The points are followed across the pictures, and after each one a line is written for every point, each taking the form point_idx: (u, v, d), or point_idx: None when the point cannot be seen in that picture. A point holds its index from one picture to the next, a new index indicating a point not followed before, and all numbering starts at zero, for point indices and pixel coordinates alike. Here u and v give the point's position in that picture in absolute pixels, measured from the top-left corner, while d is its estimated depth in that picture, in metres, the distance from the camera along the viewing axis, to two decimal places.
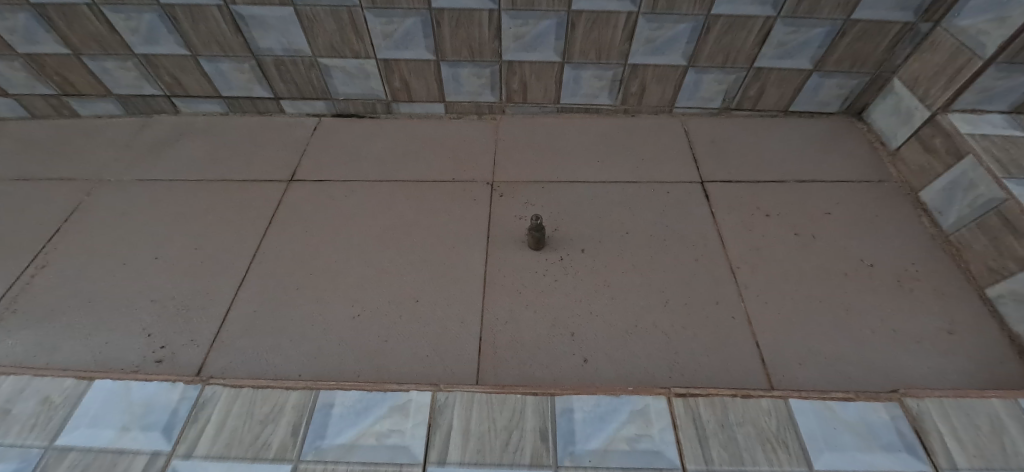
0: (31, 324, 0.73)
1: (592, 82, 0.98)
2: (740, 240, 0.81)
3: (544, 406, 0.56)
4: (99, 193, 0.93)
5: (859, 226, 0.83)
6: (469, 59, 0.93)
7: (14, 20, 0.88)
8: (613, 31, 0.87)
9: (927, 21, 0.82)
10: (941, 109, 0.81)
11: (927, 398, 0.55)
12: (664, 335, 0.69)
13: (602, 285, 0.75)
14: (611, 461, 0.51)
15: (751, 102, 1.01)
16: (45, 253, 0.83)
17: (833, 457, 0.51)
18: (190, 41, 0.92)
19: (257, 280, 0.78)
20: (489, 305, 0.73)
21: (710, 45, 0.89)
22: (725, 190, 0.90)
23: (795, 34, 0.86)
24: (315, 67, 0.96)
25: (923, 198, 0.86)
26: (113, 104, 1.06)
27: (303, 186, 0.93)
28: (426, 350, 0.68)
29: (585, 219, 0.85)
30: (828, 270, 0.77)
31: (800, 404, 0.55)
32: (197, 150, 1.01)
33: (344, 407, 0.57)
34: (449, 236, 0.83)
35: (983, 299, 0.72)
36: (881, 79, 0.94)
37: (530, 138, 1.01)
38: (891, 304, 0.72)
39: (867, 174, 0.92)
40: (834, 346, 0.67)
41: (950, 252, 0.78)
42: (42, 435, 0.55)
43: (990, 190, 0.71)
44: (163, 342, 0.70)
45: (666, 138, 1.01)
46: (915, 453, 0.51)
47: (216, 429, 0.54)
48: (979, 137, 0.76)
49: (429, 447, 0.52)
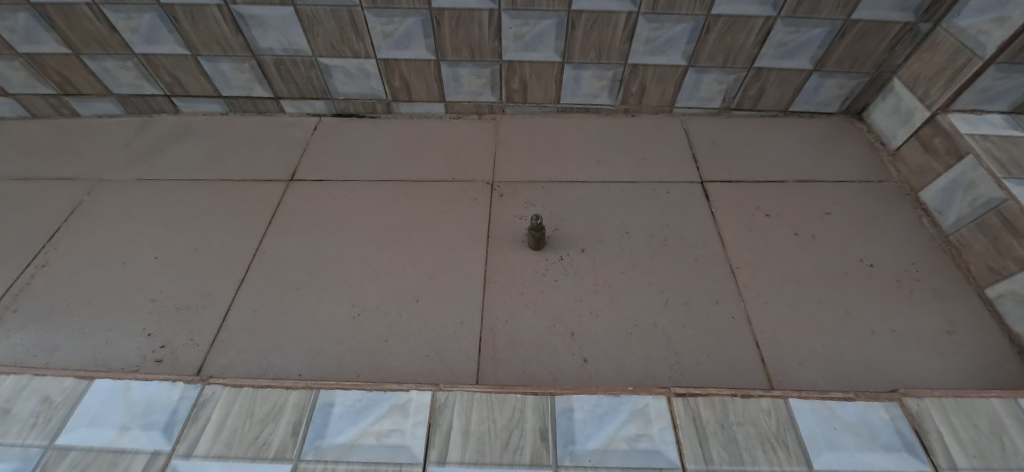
0: (31, 324, 0.73)
1: (592, 82, 0.98)
2: (740, 240, 0.81)
3: (544, 406, 0.56)
4: (99, 192, 0.93)
5: (859, 226, 0.83)
6: (469, 58, 0.93)
7: (14, 20, 0.88)
8: (614, 31, 0.87)
9: (927, 21, 0.82)
10: (941, 109, 0.81)
11: (927, 398, 0.55)
12: (664, 335, 0.69)
13: (601, 285, 0.75)
14: (611, 460, 0.51)
15: (751, 102, 1.01)
16: (45, 252, 0.83)
17: (833, 457, 0.51)
18: (190, 40, 0.92)
19: (257, 280, 0.78)
20: (488, 305, 0.73)
21: (710, 45, 0.89)
22: (725, 190, 0.90)
23: (795, 34, 0.86)
24: (315, 66, 0.96)
25: (923, 198, 0.86)
26: (113, 104, 1.06)
27: (303, 186, 0.93)
28: (426, 350, 0.68)
29: (585, 219, 0.85)
30: (828, 270, 0.77)
31: (800, 404, 0.55)
32: (197, 150, 1.01)
33: (344, 407, 0.57)
34: (449, 236, 0.83)
35: (983, 299, 0.72)
36: (880, 79, 0.94)
37: (530, 138, 1.01)
38: (891, 304, 0.72)
39: (867, 174, 0.92)
40: (834, 346, 0.67)
41: (949, 252, 0.79)
42: (42, 434, 0.55)
43: (990, 190, 0.71)
44: (163, 342, 0.71)
45: (666, 138, 1.01)
46: (914, 453, 0.51)
47: (216, 429, 0.54)
48: (979, 137, 0.76)
49: (429, 447, 0.52)
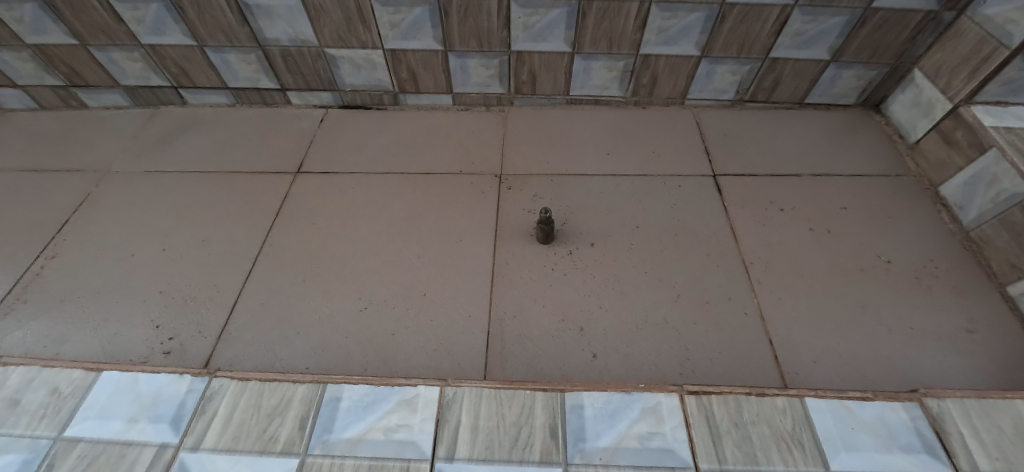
0: (41, 315, 0.73)
1: (603, 73, 0.96)
2: (753, 235, 0.80)
3: (554, 402, 0.55)
4: (107, 184, 0.93)
5: (876, 221, 0.81)
6: (477, 49, 0.91)
7: (21, 10, 0.88)
8: (626, 20, 0.84)
9: (951, 9, 0.79)
10: (964, 101, 0.79)
11: (948, 398, 0.54)
12: (675, 330, 0.68)
13: (611, 280, 0.74)
14: (621, 459, 0.50)
15: (766, 93, 0.99)
16: (54, 244, 0.84)
17: (850, 458, 0.49)
18: (195, 31, 0.91)
19: (263, 273, 0.77)
20: (497, 299, 0.72)
21: (725, 34, 0.86)
22: (738, 184, 0.88)
23: (814, 22, 0.83)
24: (321, 57, 0.95)
25: (943, 192, 0.83)
26: (121, 96, 1.06)
27: (308, 179, 0.92)
28: (433, 344, 0.67)
29: (595, 213, 0.84)
30: (844, 266, 0.75)
31: (816, 403, 0.54)
32: (203, 141, 1.01)
33: (352, 401, 0.56)
34: (457, 230, 0.82)
35: (1005, 297, 0.70)
36: (901, 69, 0.91)
37: (540, 130, 1.00)
38: (909, 302, 0.70)
39: (884, 168, 0.90)
40: (850, 345, 0.65)
41: (970, 248, 0.76)
42: (52, 425, 0.55)
43: (1015, 185, 0.68)
44: (171, 334, 0.70)
45: (677, 130, 0.99)
46: (935, 455, 0.49)
47: (224, 424, 0.54)
48: (1003, 130, 0.74)
49: (438, 443, 0.52)
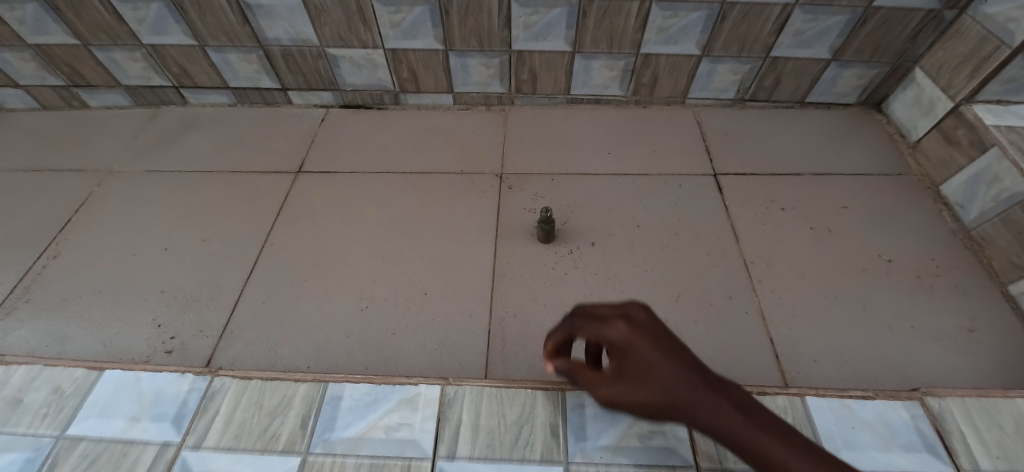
0: (43, 314, 0.74)
1: (603, 72, 0.96)
2: (754, 234, 0.80)
3: (555, 401, 0.55)
4: (108, 183, 0.93)
5: (877, 220, 0.81)
6: (478, 48, 0.92)
7: (22, 10, 0.88)
8: (626, 19, 0.84)
9: (952, 8, 0.79)
10: (965, 100, 0.79)
11: (949, 397, 0.54)
12: (675, 330, 0.68)
13: (612, 279, 0.74)
14: (622, 458, 0.50)
15: (767, 92, 0.98)
16: (56, 243, 0.84)
17: (851, 456, 0.49)
18: (196, 31, 0.91)
19: (264, 273, 0.78)
20: (498, 298, 0.72)
21: (726, 33, 0.86)
22: (739, 183, 0.88)
23: (814, 21, 0.83)
24: (321, 57, 0.95)
25: (945, 191, 0.83)
26: (122, 96, 1.06)
27: (309, 178, 0.92)
28: (434, 343, 0.67)
29: (595, 212, 0.84)
30: (845, 265, 0.75)
31: (817, 402, 0.54)
32: (204, 141, 1.01)
33: (353, 400, 0.56)
34: (458, 229, 0.82)
35: (1006, 296, 0.70)
36: (902, 68, 0.90)
37: (541, 129, 1.00)
38: (910, 301, 0.70)
39: (886, 167, 0.90)
40: (850, 345, 0.65)
41: (971, 247, 0.76)
42: (54, 424, 0.55)
43: (1016, 184, 0.68)
44: (173, 333, 0.71)
45: (678, 129, 0.99)
46: (936, 454, 0.49)
47: (225, 422, 0.54)
48: (1004, 129, 0.74)
49: (439, 441, 0.52)
